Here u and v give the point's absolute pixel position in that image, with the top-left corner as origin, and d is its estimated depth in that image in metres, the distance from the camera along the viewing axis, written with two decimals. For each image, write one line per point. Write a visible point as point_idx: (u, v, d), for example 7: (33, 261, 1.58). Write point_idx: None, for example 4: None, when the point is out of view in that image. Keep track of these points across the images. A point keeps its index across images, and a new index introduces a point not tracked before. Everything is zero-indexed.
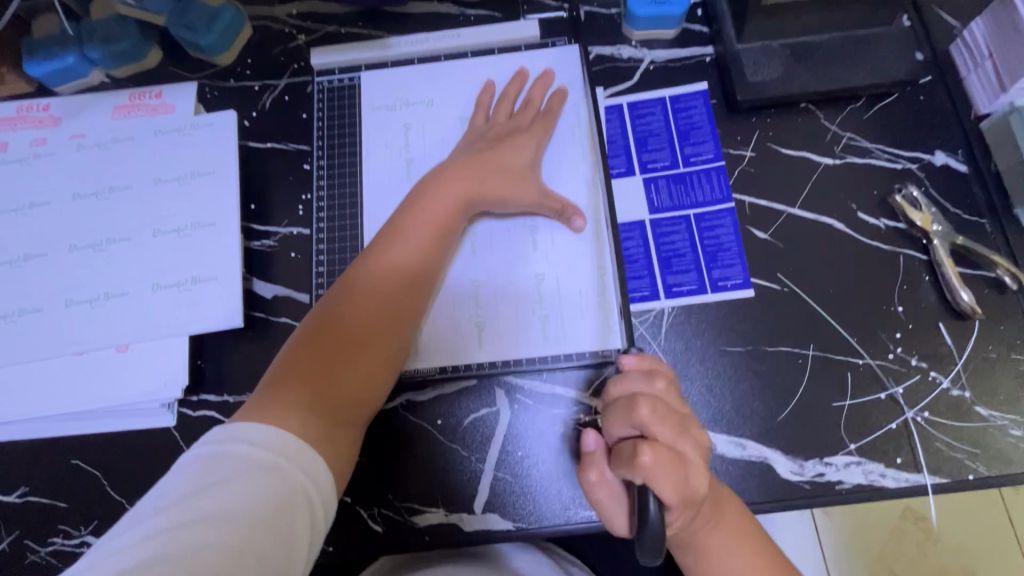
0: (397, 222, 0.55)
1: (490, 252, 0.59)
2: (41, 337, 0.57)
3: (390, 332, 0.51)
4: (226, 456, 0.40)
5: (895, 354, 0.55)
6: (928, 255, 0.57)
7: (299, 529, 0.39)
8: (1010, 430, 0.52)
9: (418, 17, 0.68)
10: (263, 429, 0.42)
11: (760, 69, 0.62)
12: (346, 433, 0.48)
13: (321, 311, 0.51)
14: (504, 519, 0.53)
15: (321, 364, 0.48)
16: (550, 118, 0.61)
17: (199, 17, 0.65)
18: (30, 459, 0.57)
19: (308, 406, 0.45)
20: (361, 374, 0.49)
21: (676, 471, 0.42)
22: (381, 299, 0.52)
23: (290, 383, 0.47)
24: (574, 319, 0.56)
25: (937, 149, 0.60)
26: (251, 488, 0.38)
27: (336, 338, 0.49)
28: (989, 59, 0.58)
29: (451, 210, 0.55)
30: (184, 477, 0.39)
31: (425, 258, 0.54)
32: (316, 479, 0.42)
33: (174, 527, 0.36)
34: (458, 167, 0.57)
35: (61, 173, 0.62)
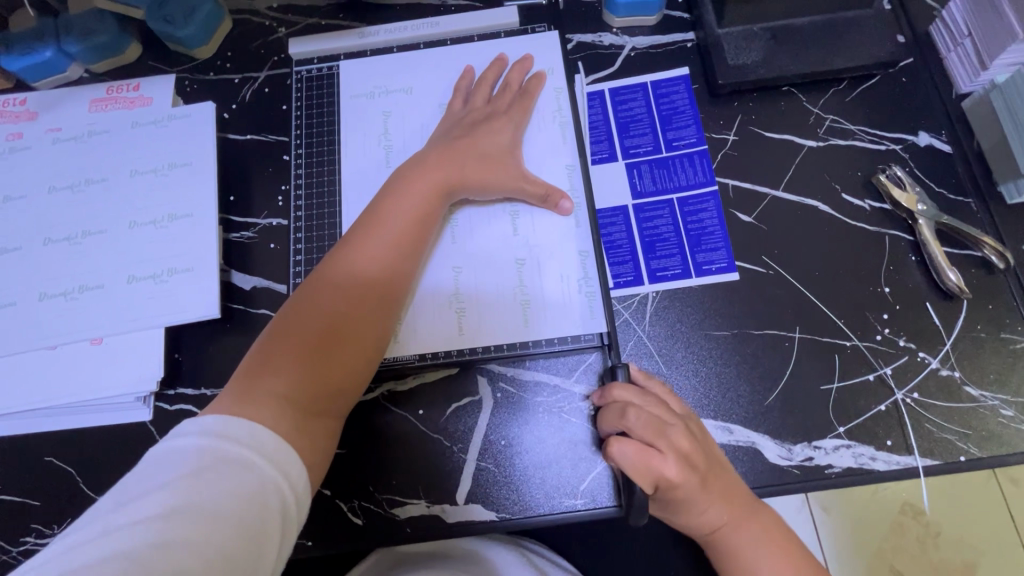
0: (374, 213, 0.53)
1: (471, 239, 0.58)
2: (13, 331, 0.56)
3: (368, 324, 0.50)
4: (201, 451, 0.38)
5: (883, 335, 0.54)
6: (914, 236, 0.56)
7: (271, 532, 0.37)
8: (1001, 410, 0.51)
9: (398, 7, 0.68)
10: (233, 424, 0.40)
11: (741, 53, 0.61)
12: (324, 428, 0.46)
13: (295, 302, 0.50)
14: (488, 510, 0.52)
15: (295, 357, 0.46)
16: (527, 103, 0.61)
17: (177, 10, 0.65)
18: (2, 457, 0.56)
19: (283, 399, 0.44)
20: (338, 367, 0.48)
21: (648, 465, 0.45)
22: (358, 290, 0.50)
23: (263, 376, 0.45)
24: (557, 304, 0.55)
25: (920, 130, 0.60)
26: (225, 484, 0.36)
27: (310, 329, 0.48)
28: (968, 37, 0.58)
29: (433, 198, 0.54)
30: (152, 473, 0.37)
31: (403, 249, 0.52)
32: (292, 478, 0.40)
33: (137, 522, 0.34)
34: (436, 155, 0.56)
35: (36, 166, 0.61)
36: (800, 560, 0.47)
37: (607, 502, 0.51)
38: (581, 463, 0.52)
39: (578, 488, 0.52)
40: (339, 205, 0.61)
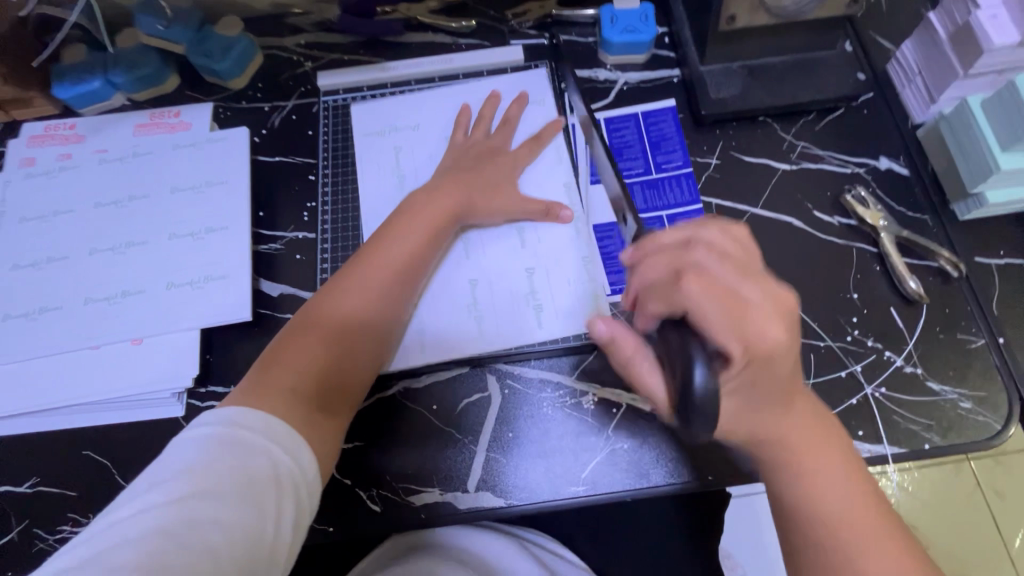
0: (381, 234, 0.59)
1: (483, 255, 0.64)
2: (62, 333, 0.61)
3: (372, 333, 0.55)
4: (220, 439, 0.42)
5: (853, 336, 0.60)
6: (878, 248, 0.63)
7: (285, 511, 0.42)
8: (960, 403, 0.57)
9: (414, 45, 0.76)
10: (249, 414, 0.44)
11: (722, 87, 0.69)
12: (331, 425, 0.50)
13: (305, 311, 0.54)
14: (497, 497, 0.56)
15: (305, 360, 0.51)
16: (536, 141, 0.68)
17: (216, 47, 0.72)
18: (42, 450, 0.60)
19: (293, 395, 0.48)
20: (343, 372, 0.53)
21: (734, 314, 0.40)
22: (365, 302, 0.55)
23: (275, 374, 0.49)
24: (566, 309, 0.61)
25: (881, 155, 0.67)
26: (243, 470, 0.41)
27: (320, 335, 0.52)
28: (919, 75, 0.67)
29: (439, 220, 0.60)
30: (177, 458, 0.41)
31: (407, 267, 0.57)
32: (302, 463, 0.44)
33: (168, 502, 0.38)
34: (445, 182, 0.62)
35: (84, 184, 0.67)
36: (866, 488, 0.45)
37: (606, 488, 0.56)
38: (582, 454, 0.57)
39: (580, 476, 0.56)
40: (360, 220, 0.67)
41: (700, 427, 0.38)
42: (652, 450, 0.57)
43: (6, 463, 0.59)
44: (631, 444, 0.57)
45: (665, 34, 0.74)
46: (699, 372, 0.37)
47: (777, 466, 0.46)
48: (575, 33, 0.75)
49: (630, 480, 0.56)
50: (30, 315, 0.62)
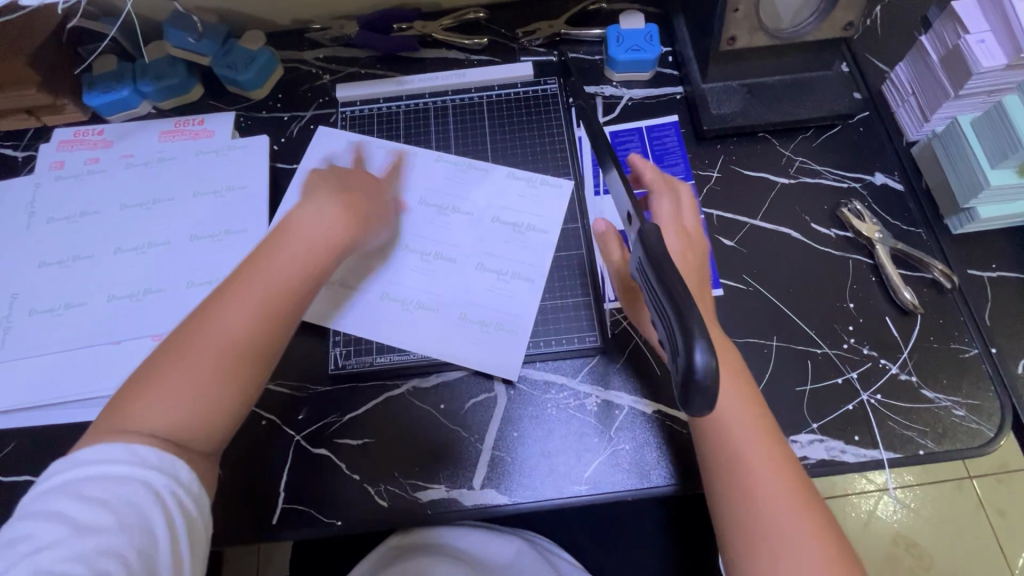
0: (254, 260, 0.52)
1: (440, 279, 0.65)
2: (85, 328, 0.63)
3: (247, 361, 0.48)
4: (93, 476, 0.41)
5: (849, 344, 0.61)
6: (873, 259, 0.65)
7: (173, 529, 0.42)
8: (953, 410, 0.58)
9: (429, 61, 0.79)
10: (106, 450, 0.42)
11: (722, 103, 0.72)
12: (204, 461, 0.46)
13: (171, 339, 0.48)
14: (501, 494, 0.58)
15: (167, 396, 0.45)
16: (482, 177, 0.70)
17: (240, 60, 0.75)
18: (63, 441, 0.62)
19: (150, 432, 0.44)
20: (211, 406, 0.46)
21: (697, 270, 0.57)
22: (235, 331, 0.48)
23: (133, 410, 0.45)
24: (563, 314, 0.64)
25: (876, 171, 0.69)
26: (117, 501, 0.40)
27: (184, 368, 0.46)
28: (912, 95, 0.69)
29: (280, 237, 0.53)
30: (49, 501, 0.40)
31: (281, 294, 0.51)
32: (185, 483, 0.43)
33: (47, 547, 0.38)
34: (339, 201, 0.57)
35: (110, 186, 0.70)
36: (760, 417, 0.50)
37: (607, 488, 0.57)
38: (584, 454, 0.59)
39: (582, 475, 0.58)
40: None
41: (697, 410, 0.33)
42: (653, 451, 0.58)
43: (28, 452, 0.61)
44: (633, 444, 0.59)
45: (669, 53, 0.78)
46: (700, 357, 0.30)
47: None
48: (583, 52, 0.78)
49: (631, 480, 0.57)
50: (55, 311, 0.64)
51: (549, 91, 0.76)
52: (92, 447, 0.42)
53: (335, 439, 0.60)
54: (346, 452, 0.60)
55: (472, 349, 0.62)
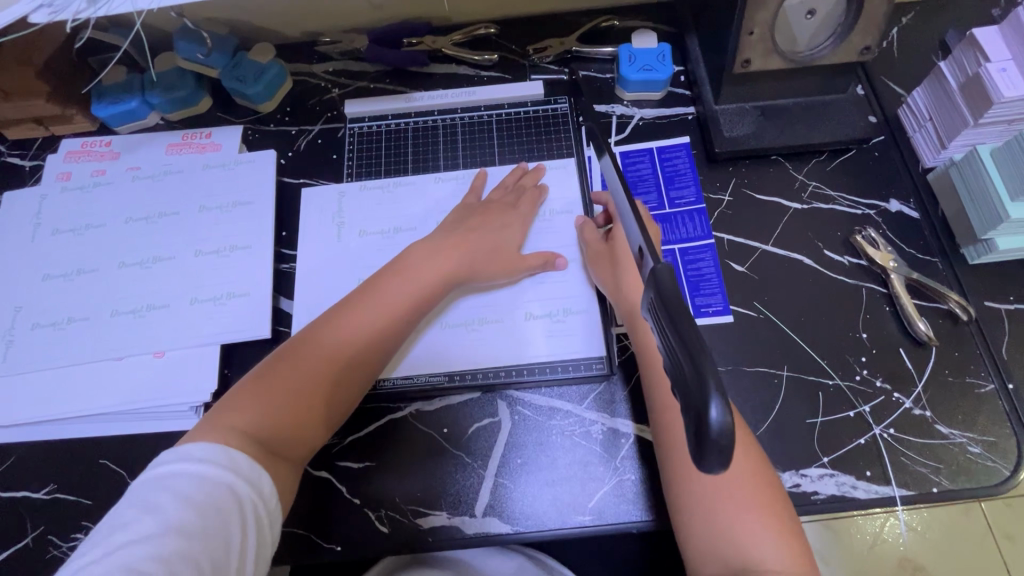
0: (365, 293, 0.59)
1: (488, 302, 0.65)
2: (87, 343, 0.63)
3: (342, 384, 0.55)
4: (187, 475, 0.44)
5: (862, 376, 0.60)
6: (888, 289, 0.64)
7: (247, 537, 0.44)
8: (968, 447, 0.57)
9: (438, 76, 0.79)
10: (207, 447, 0.46)
11: (735, 126, 0.71)
12: (285, 470, 0.50)
13: (281, 354, 0.55)
14: (503, 523, 0.57)
15: (269, 401, 0.51)
16: (537, 195, 0.69)
17: (249, 72, 0.75)
18: (62, 457, 0.61)
19: (246, 434, 0.48)
20: (303, 420, 0.52)
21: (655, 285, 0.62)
22: (337, 355, 0.55)
23: (239, 410, 0.50)
24: (583, 335, 0.63)
25: (891, 198, 0.68)
26: (204, 504, 0.43)
27: (289, 380, 0.52)
28: (930, 121, 0.68)
29: (391, 270, 0.61)
30: (143, 495, 0.43)
31: (383, 329, 0.57)
32: (263, 492, 0.46)
33: (136, 541, 0.41)
34: (445, 245, 0.63)
35: (116, 200, 0.70)
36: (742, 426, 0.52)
37: (613, 519, 0.56)
38: (589, 482, 0.58)
39: (586, 505, 0.57)
40: (379, 244, 0.69)
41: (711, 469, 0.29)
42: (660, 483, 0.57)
43: (25, 469, 0.61)
44: (639, 475, 0.57)
45: (682, 73, 0.77)
46: (715, 409, 0.28)
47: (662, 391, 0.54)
48: (594, 70, 0.77)
49: (636, 512, 0.56)
50: (58, 325, 0.64)
51: (559, 110, 0.75)
52: (196, 440, 0.47)
53: (336, 462, 0.59)
54: (346, 475, 0.59)
55: (529, 348, 0.62)
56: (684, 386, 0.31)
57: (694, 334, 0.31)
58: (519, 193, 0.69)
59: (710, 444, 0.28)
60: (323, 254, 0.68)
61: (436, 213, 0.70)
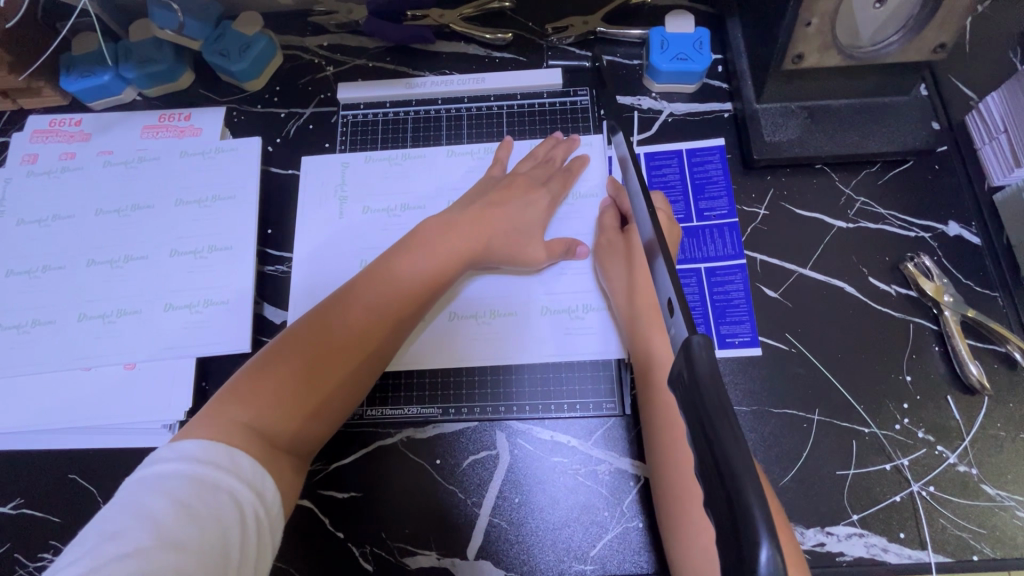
0: (378, 270, 0.52)
1: (502, 295, 0.59)
2: (54, 348, 0.58)
3: (355, 367, 0.48)
4: (184, 478, 0.37)
5: (902, 425, 0.54)
6: (939, 326, 0.57)
7: (248, 550, 0.37)
8: (1016, 512, 0.51)
9: (445, 56, 0.70)
10: (204, 445, 0.39)
11: (778, 129, 0.62)
12: (289, 469, 0.44)
13: (285, 338, 0.48)
14: (497, 567, 0.52)
15: (273, 388, 0.44)
16: (568, 177, 0.62)
17: (234, 46, 0.67)
18: (27, 470, 0.57)
19: (248, 427, 0.42)
20: (313, 411, 0.46)
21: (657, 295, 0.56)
22: (349, 335, 0.48)
23: (239, 399, 0.43)
24: (597, 348, 0.57)
25: (950, 220, 0.60)
26: (203, 513, 0.36)
27: (295, 365, 0.45)
28: (1004, 133, 0.59)
29: (405, 246, 0.54)
30: (133, 500, 0.36)
31: (397, 310, 0.51)
32: (266, 498, 0.40)
33: (122, 555, 0.33)
34: (464, 221, 0.56)
35: (86, 188, 0.64)
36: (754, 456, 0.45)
37: (615, 570, 0.51)
38: (591, 528, 0.53)
39: (588, 553, 0.52)
40: (371, 243, 0.62)
41: None
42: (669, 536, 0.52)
43: None
44: (648, 524, 0.52)
45: (720, 63, 0.68)
46: (764, 553, 0.23)
47: (662, 424, 0.48)
48: (620, 55, 0.68)
49: (642, 565, 0.51)
50: (22, 328, 0.59)
51: (579, 104, 0.67)
52: (189, 435, 0.40)
53: (318, 490, 0.55)
54: (329, 505, 0.55)
55: (542, 346, 0.58)
56: (718, 501, 0.25)
57: (734, 441, 0.25)
58: (550, 169, 0.62)
59: None
60: (309, 258, 0.61)
61: (445, 201, 0.63)
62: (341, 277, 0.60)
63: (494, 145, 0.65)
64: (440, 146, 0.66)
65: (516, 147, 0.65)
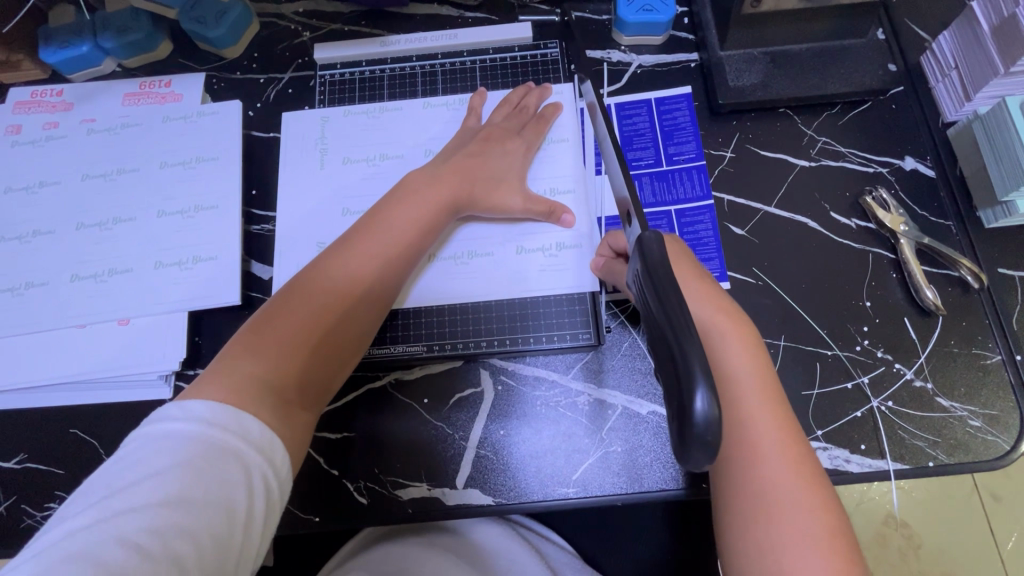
0: (369, 227, 0.54)
1: (483, 241, 0.62)
2: (48, 309, 0.60)
3: (353, 318, 0.50)
4: (190, 439, 0.38)
5: (863, 346, 0.57)
6: (896, 254, 0.60)
7: (255, 509, 0.38)
8: (969, 421, 0.55)
9: (418, 17, 0.71)
10: (212, 405, 0.40)
11: (741, 75, 0.65)
12: (300, 415, 0.46)
13: (280, 298, 0.49)
14: (484, 494, 0.55)
15: (275, 344, 0.46)
16: (542, 124, 0.64)
17: (209, 12, 0.67)
18: (28, 426, 0.59)
19: (260, 382, 0.43)
20: (318, 361, 0.48)
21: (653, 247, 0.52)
22: (346, 289, 0.50)
23: (243, 356, 0.45)
24: (571, 285, 0.60)
25: (907, 155, 0.63)
26: (208, 472, 0.37)
27: (294, 321, 0.47)
28: (954, 70, 0.62)
29: (391, 202, 0.56)
30: (141, 458, 0.37)
31: (392, 260, 0.53)
32: (275, 462, 0.40)
33: (132, 509, 0.35)
34: (445, 172, 0.58)
35: (72, 155, 0.65)
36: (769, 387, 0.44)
37: (597, 491, 0.54)
38: (573, 455, 0.55)
39: (570, 477, 0.55)
40: (352, 197, 0.63)
41: (694, 464, 0.27)
42: (647, 453, 0.55)
43: None
44: (625, 446, 0.55)
45: (685, 14, 0.69)
46: (699, 397, 0.26)
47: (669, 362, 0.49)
48: (589, 10, 0.70)
49: (621, 484, 0.54)
50: (17, 291, 0.61)
51: (550, 56, 0.69)
52: (196, 394, 0.41)
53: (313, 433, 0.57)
54: (323, 446, 0.57)
55: (521, 285, 0.60)
56: (669, 371, 0.29)
57: (687, 329, 0.28)
58: (524, 119, 0.64)
59: (693, 436, 0.26)
60: (293, 215, 0.63)
61: (423, 153, 0.65)
62: (324, 228, 0.63)
63: (469, 98, 0.67)
64: (416, 100, 0.67)
65: (490, 98, 0.67)
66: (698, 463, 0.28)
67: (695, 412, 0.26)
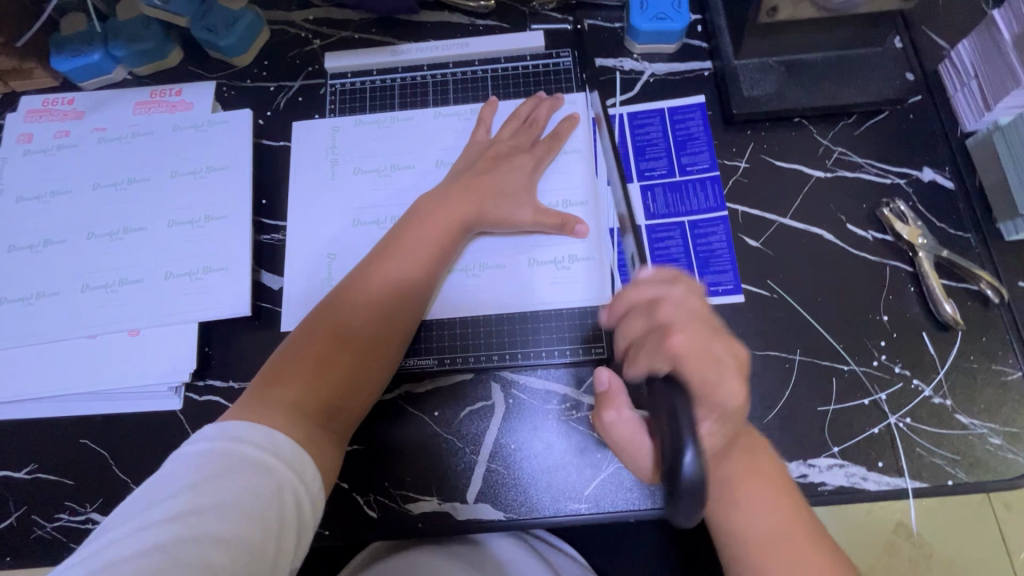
0: (390, 248, 0.54)
1: (496, 254, 0.61)
2: (58, 319, 0.60)
3: (381, 340, 0.51)
4: (223, 451, 0.38)
5: (879, 362, 0.56)
6: (913, 267, 0.59)
7: (287, 522, 0.38)
8: (989, 438, 0.54)
9: (429, 25, 0.71)
10: (243, 425, 0.41)
11: (756, 84, 0.64)
12: (331, 437, 0.46)
13: (310, 323, 0.50)
14: (495, 509, 0.55)
15: (306, 370, 0.46)
16: (555, 143, 0.63)
17: (220, 20, 0.67)
18: (38, 436, 0.59)
19: (293, 408, 0.44)
20: (349, 385, 0.48)
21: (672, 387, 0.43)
22: (372, 311, 0.51)
23: (276, 382, 0.45)
24: (583, 297, 0.59)
25: (924, 166, 0.62)
26: (241, 483, 0.37)
27: (323, 347, 0.48)
28: (974, 79, 0.61)
29: (411, 221, 0.56)
30: (177, 472, 0.37)
31: (416, 280, 0.53)
32: (306, 478, 0.40)
33: (167, 519, 0.35)
34: (458, 185, 0.58)
35: (83, 164, 0.65)
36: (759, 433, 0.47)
37: (609, 507, 0.54)
38: (586, 469, 0.55)
39: (583, 492, 0.54)
40: (362, 207, 0.63)
41: (679, 517, 0.33)
42: None
43: (5, 449, 0.59)
44: None
45: (698, 22, 0.69)
46: (689, 455, 0.32)
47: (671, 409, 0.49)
48: (601, 18, 0.69)
49: (635, 500, 0.54)
50: (28, 300, 0.61)
51: (562, 65, 0.68)
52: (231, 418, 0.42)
53: None
54: None
55: (532, 298, 0.60)
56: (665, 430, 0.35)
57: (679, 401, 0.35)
58: (535, 130, 0.63)
59: (683, 490, 0.32)
60: (303, 226, 0.63)
61: (434, 163, 0.64)
62: (334, 238, 0.62)
63: (480, 108, 0.67)
64: (427, 109, 0.67)
65: (501, 107, 0.67)
66: (687, 516, 0.33)
67: (686, 469, 0.32)
